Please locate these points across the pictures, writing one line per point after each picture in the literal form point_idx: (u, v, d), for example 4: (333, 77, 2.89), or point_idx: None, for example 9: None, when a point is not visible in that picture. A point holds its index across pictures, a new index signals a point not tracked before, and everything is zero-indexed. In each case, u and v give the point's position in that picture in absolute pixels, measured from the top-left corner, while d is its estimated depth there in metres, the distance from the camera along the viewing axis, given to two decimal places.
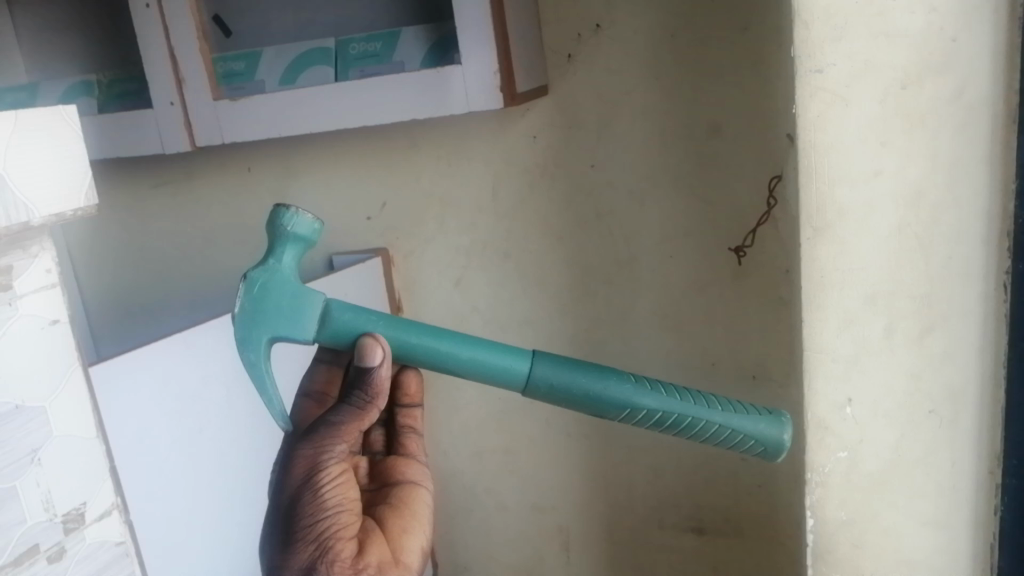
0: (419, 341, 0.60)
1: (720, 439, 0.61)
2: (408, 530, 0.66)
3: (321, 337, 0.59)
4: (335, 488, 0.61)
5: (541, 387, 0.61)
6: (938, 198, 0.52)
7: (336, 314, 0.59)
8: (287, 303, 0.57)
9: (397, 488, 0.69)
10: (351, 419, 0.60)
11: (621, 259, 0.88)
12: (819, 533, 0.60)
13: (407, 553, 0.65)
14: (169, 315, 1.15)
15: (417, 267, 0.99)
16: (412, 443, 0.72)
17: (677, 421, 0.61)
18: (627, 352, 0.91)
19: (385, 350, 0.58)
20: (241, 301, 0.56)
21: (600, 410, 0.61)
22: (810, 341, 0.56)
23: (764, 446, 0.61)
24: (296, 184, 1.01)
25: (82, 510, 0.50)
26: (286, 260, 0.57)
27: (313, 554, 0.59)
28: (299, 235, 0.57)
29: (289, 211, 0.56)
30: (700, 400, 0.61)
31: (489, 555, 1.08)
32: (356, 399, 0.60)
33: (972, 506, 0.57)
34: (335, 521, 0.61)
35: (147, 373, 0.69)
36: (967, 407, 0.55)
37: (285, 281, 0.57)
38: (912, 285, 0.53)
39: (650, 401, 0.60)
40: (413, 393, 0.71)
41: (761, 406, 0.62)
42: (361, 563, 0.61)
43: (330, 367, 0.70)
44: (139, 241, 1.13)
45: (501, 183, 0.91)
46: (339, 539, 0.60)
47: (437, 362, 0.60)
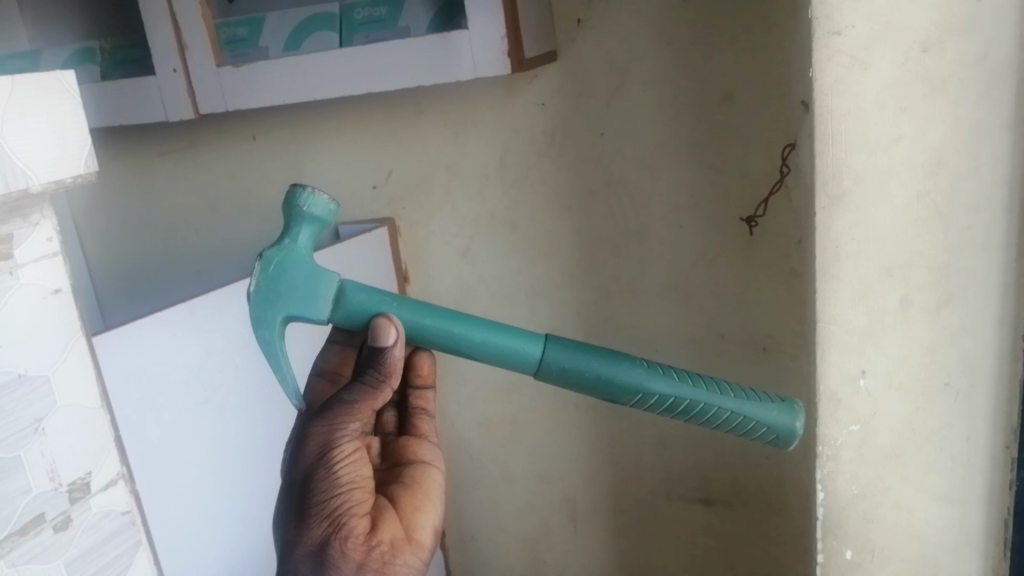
0: (433, 323, 0.59)
1: (732, 426, 0.61)
2: (420, 508, 0.66)
3: (335, 317, 0.59)
4: (349, 465, 0.61)
5: (554, 371, 0.60)
6: (958, 165, 0.50)
7: (351, 295, 0.58)
8: (302, 283, 0.56)
9: (410, 468, 0.69)
10: (364, 398, 0.59)
11: (630, 229, 0.87)
12: (830, 507, 0.59)
13: (420, 531, 0.64)
14: (174, 285, 1.14)
15: (424, 238, 0.98)
16: (424, 424, 0.72)
17: (689, 407, 0.60)
18: (635, 323, 0.90)
19: (399, 330, 0.58)
20: (257, 279, 0.56)
21: (611, 395, 0.60)
22: (823, 313, 0.55)
23: (776, 434, 0.60)
24: (301, 153, 1.00)
25: (86, 480, 0.50)
26: (302, 240, 0.56)
27: (326, 530, 0.59)
28: (315, 216, 0.56)
29: (305, 191, 0.55)
30: (713, 386, 0.60)
31: (497, 525, 1.08)
32: (369, 377, 0.59)
33: (988, 479, 0.56)
34: (349, 498, 0.60)
35: (153, 344, 0.68)
36: (983, 380, 0.54)
37: (300, 260, 0.56)
38: (929, 256, 0.52)
39: (662, 386, 0.59)
40: (425, 373, 0.71)
41: (773, 394, 0.61)
42: (374, 540, 0.60)
43: (343, 348, 0.70)
44: (145, 212, 1.13)
45: (508, 152, 0.90)
46: (352, 516, 0.60)
47: (450, 344, 0.59)
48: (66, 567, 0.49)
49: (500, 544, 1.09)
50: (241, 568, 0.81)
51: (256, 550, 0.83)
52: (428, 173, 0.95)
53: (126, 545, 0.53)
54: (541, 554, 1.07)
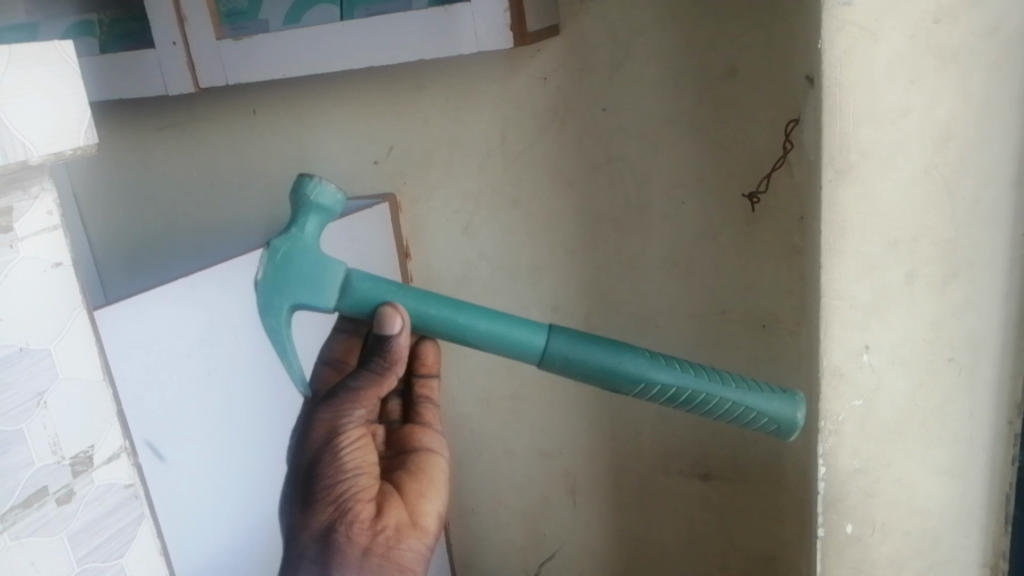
0: (437, 312, 0.60)
1: (733, 417, 0.61)
2: (424, 493, 0.67)
3: (341, 306, 0.60)
4: (355, 451, 0.64)
5: (557, 361, 0.61)
6: (967, 138, 0.50)
7: (357, 283, 0.59)
8: (308, 271, 0.59)
9: (414, 454, 0.69)
10: (369, 385, 0.61)
11: (633, 205, 0.86)
12: (831, 481, 0.59)
13: (424, 516, 0.66)
14: (173, 260, 1.14)
15: (425, 213, 0.98)
16: (429, 412, 0.72)
17: (691, 397, 0.61)
18: (637, 300, 0.90)
19: (404, 319, 0.59)
20: (265, 267, 0.59)
21: (613, 384, 0.61)
22: (828, 288, 0.55)
23: (777, 425, 0.60)
24: (301, 127, 1.00)
25: (89, 454, 0.50)
26: (309, 229, 0.58)
27: (332, 515, 0.62)
28: (322, 205, 0.58)
29: (313, 181, 0.58)
30: (715, 376, 0.61)
31: (497, 500, 1.09)
32: (375, 365, 0.60)
33: (990, 455, 0.56)
34: (355, 483, 0.63)
35: (155, 320, 0.68)
36: (987, 355, 0.54)
37: (307, 249, 0.58)
38: (936, 230, 0.52)
39: (665, 376, 0.60)
40: (430, 363, 0.71)
41: (775, 385, 0.62)
42: (379, 525, 0.62)
43: (349, 336, 0.72)
44: (145, 186, 1.12)
45: (510, 128, 0.89)
46: (358, 501, 0.63)
47: (455, 333, 0.60)
48: (68, 540, 0.49)
49: (501, 518, 1.10)
50: (243, 545, 0.82)
51: (256, 526, 0.83)
52: (429, 148, 0.94)
53: (129, 518, 0.53)
54: (542, 528, 1.07)
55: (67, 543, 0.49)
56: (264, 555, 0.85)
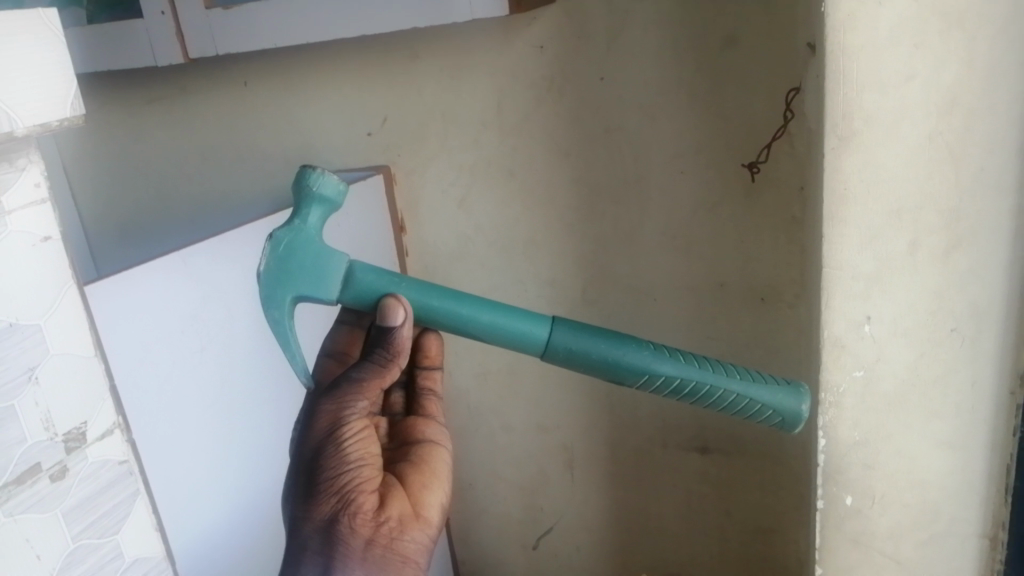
0: (441, 304, 0.60)
1: (736, 408, 0.61)
2: (427, 485, 0.66)
3: (344, 298, 0.60)
4: (358, 442, 0.62)
5: (560, 353, 0.60)
6: (972, 104, 0.49)
7: (359, 275, 0.60)
8: (311, 263, 0.58)
9: (418, 446, 0.68)
10: (372, 376, 0.61)
11: (630, 177, 0.85)
12: (831, 453, 0.59)
13: (427, 508, 0.64)
14: (166, 235, 1.13)
15: (420, 186, 0.96)
16: (431, 404, 0.73)
17: (695, 389, 0.60)
18: (634, 272, 0.89)
19: (407, 311, 0.59)
20: (267, 259, 0.57)
21: (617, 376, 0.61)
22: (830, 258, 0.54)
23: (781, 417, 0.60)
24: (294, 99, 0.98)
25: (82, 430, 0.50)
26: (312, 220, 0.57)
27: (335, 506, 0.59)
28: (324, 196, 0.57)
29: (316, 171, 0.57)
30: (719, 368, 0.60)
31: (495, 473, 1.09)
32: (378, 356, 0.60)
33: (992, 426, 0.56)
34: (358, 474, 0.61)
35: (149, 298, 0.67)
36: (990, 326, 0.53)
37: (309, 241, 0.57)
38: (939, 197, 0.51)
39: (669, 368, 0.60)
40: (433, 355, 0.72)
41: (780, 376, 0.61)
42: (382, 516, 0.60)
43: (352, 328, 0.71)
44: (137, 161, 1.11)
45: (505, 98, 0.88)
46: (361, 492, 0.60)
47: (458, 325, 0.60)
48: (64, 517, 0.49)
49: (499, 492, 1.10)
50: (241, 521, 0.82)
51: (254, 503, 0.83)
52: (423, 119, 0.93)
53: (124, 494, 0.53)
54: (540, 501, 1.07)
55: (63, 519, 0.49)
56: (262, 532, 0.85)
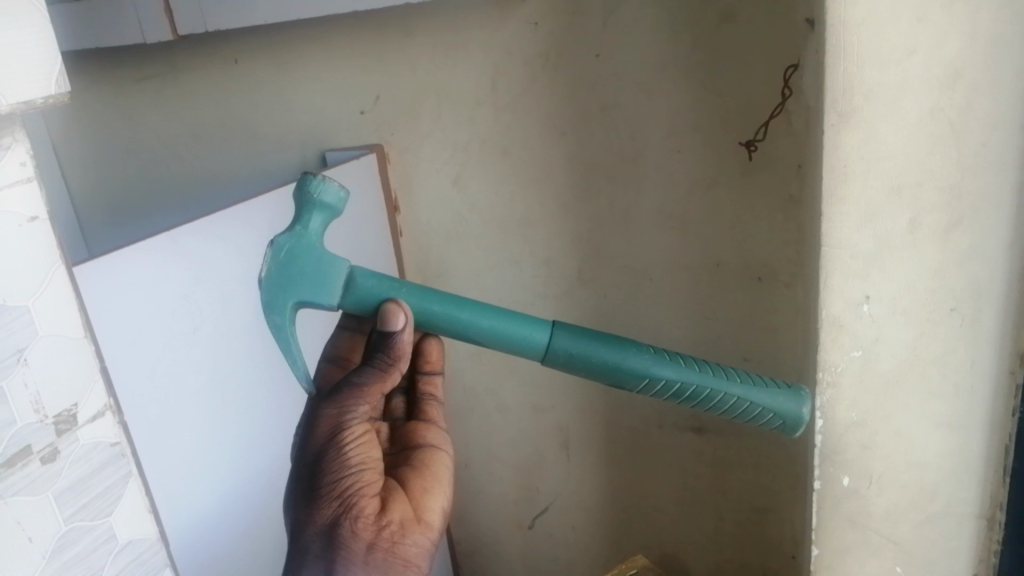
0: (440, 308, 0.59)
1: (738, 412, 0.59)
2: (429, 490, 0.67)
3: (345, 303, 0.59)
4: (358, 446, 0.63)
5: (561, 357, 0.60)
6: (975, 79, 0.48)
7: (360, 281, 0.58)
8: (312, 269, 0.57)
9: (418, 451, 0.70)
10: (374, 381, 0.61)
11: (626, 155, 0.84)
12: (828, 434, 0.58)
13: (428, 512, 0.66)
14: (158, 214, 1.12)
15: (414, 165, 0.95)
16: (432, 409, 0.73)
17: (695, 393, 0.59)
18: (630, 252, 0.89)
19: (407, 316, 0.58)
20: (267, 266, 0.56)
21: (617, 380, 0.60)
22: (828, 237, 0.53)
23: (782, 420, 0.58)
24: (286, 77, 0.97)
25: (73, 412, 0.49)
26: (313, 226, 0.56)
27: (336, 511, 0.61)
28: (326, 203, 0.56)
29: (317, 178, 0.55)
30: (720, 372, 0.59)
31: (491, 454, 1.08)
32: (379, 361, 0.60)
33: (991, 406, 0.55)
34: (359, 478, 0.63)
35: (139, 278, 0.67)
36: (990, 303, 0.53)
37: (311, 247, 0.56)
38: (941, 174, 0.50)
39: (670, 372, 0.59)
40: (433, 360, 0.71)
41: (783, 380, 0.60)
42: (384, 520, 0.62)
43: (353, 334, 0.71)
44: (130, 141, 1.09)
45: (500, 76, 0.86)
46: (362, 496, 0.62)
47: (458, 330, 0.59)
48: (55, 500, 0.49)
49: (495, 472, 1.10)
50: (235, 505, 0.81)
51: (248, 486, 0.83)
52: (416, 97, 0.91)
53: (116, 477, 0.53)
54: (535, 481, 1.07)
55: (54, 502, 0.48)
56: (257, 514, 0.85)
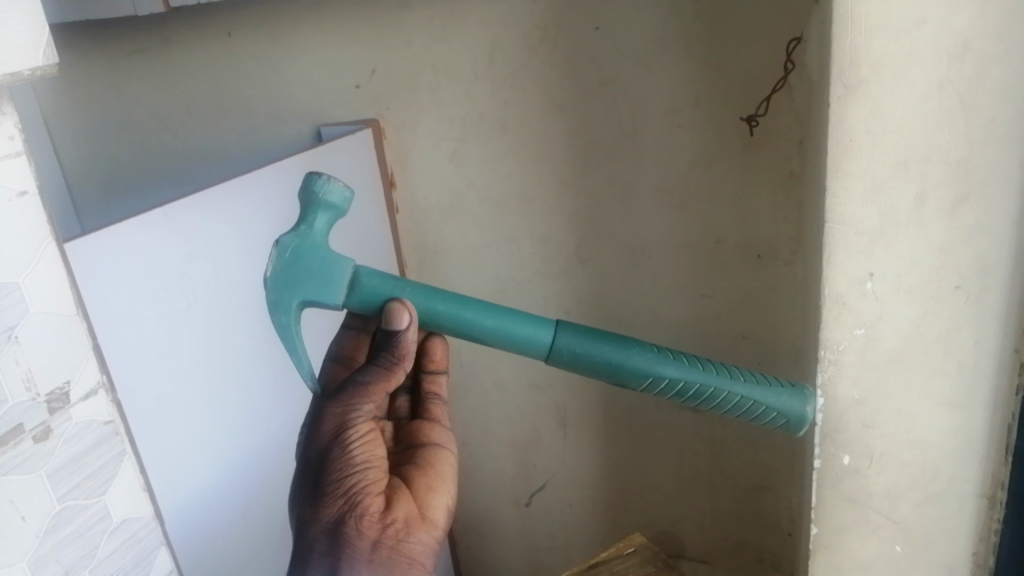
0: (445, 308, 0.60)
1: (743, 410, 0.62)
2: (432, 488, 0.69)
3: (350, 302, 0.60)
4: (363, 445, 0.65)
5: (565, 356, 0.61)
6: (985, 51, 0.47)
7: (364, 280, 0.60)
8: (317, 269, 0.58)
9: (423, 449, 0.71)
10: (377, 380, 0.62)
11: (625, 130, 0.83)
12: (830, 412, 0.58)
13: (432, 510, 0.68)
14: (152, 188, 1.10)
15: (410, 140, 0.94)
16: (436, 408, 0.73)
17: (698, 392, 0.61)
18: (628, 229, 0.88)
19: (411, 315, 0.59)
20: (274, 265, 0.58)
21: (621, 379, 0.61)
22: (833, 212, 0.52)
23: (786, 419, 0.59)
24: (280, 50, 0.95)
25: (65, 390, 0.51)
26: (318, 226, 0.58)
27: (343, 509, 0.63)
28: (330, 203, 0.57)
29: (322, 178, 0.57)
30: (724, 371, 0.62)
31: (488, 432, 1.08)
32: (382, 361, 0.61)
33: (994, 385, 0.54)
34: (364, 477, 0.64)
35: (131, 253, 0.65)
36: (997, 281, 0.52)
37: (317, 247, 0.58)
38: (948, 149, 0.49)
39: (673, 370, 0.61)
40: (438, 359, 0.71)
41: (788, 379, 0.61)
42: (388, 517, 0.64)
43: (358, 333, 0.72)
44: (126, 115, 1.07)
45: (498, 49, 0.85)
46: (367, 495, 0.64)
47: (462, 329, 0.60)
48: (48, 477, 0.50)
49: (492, 451, 1.09)
50: (230, 486, 0.80)
51: (244, 467, 0.82)
52: (413, 70, 0.90)
53: (110, 454, 0.55)
54: (533, 459, 1.07)
55: (49, 479, 0.50)
56: (253, 494, 0.84)
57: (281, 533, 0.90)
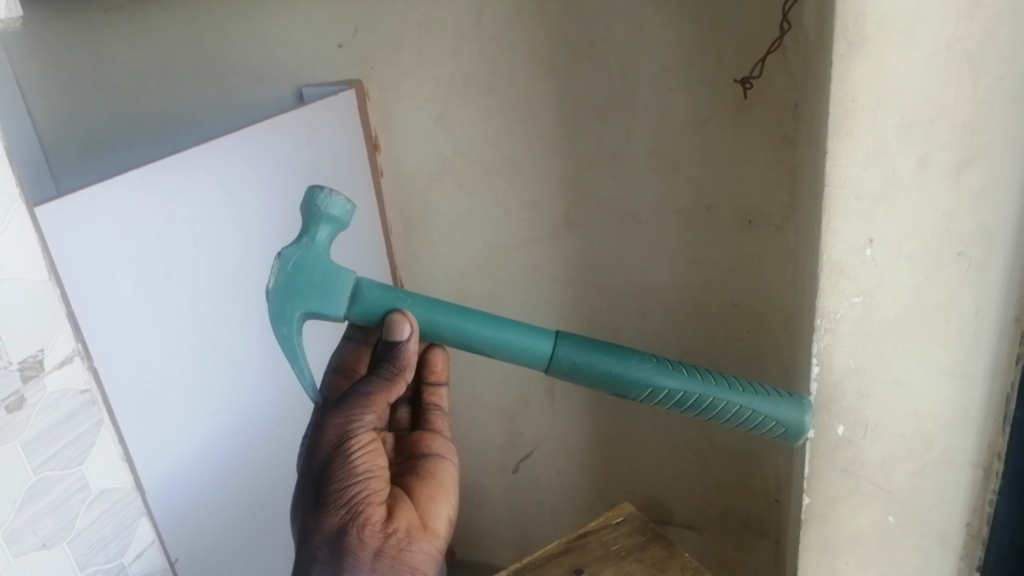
0: (446, 319, 0.58)
1: (740, 420, 0.61)
2: (434, 497, 0.65)
3: (352, 314, 0.59)
4: (366, 455, 0.60)
5: (564, 366, 0.60)
6: (996, 7, 0.45)
7: (367, 292, 0.58)
8: (319, 281, 0.57)
9: (425, 460, 0.67)
10: (380, 390, 0.59)
11: (616, 92, 0.81)
12: (824, 381, 0.57)
13: (435, 520, 0.63)
14: (130, 148, 1.06)
15: (394, 102, 0.91)
16: (437, 420, 0.70)
17: (698, 402, 0.61)
18: (618, 193, 0.86)
19: (413, 326, 0.57)
20: (275, 277, 0.56)
21: (621, 390, 0.61)
22: (831, 175, 0.51)
23: (784, 428, 0.59)
24: (259, 8, 0.92)
25: (38, 358, 0.50)
26: (321, 238, 0.56)
27: (344, 519, 0.58)
28: (333, 216, 0.56)
29: (324, 191, 0.55)
30: (722, 381, 0.61)
31: (475, 400, 1.07)
32: (385, 370, 0.59)
33: (993, 356, 0.53)
34: (367, 486, 0.59)
35: (103, 215, 0.62)
36: (1000, 248, 0.50)
37: (319, 259, 0.56)
38: (954, 111, 0.48)
39: (672, 381, 0.60)
40: (438, 370, 0.70)
41: (785, 389, 0.60)
42: (390, 528, 0.59)
43: (359, 345, 0.69)
44: (103, 76, 1.03)
45: (485, 7, 0.82)
46: (369, 504, 0.59)
47: (463, 340, 0.59)
48: (22, 449, 0.49)
49: (478, 418, 1.08)
50: (211, 460, 0.78)
51: (226, 439, 0.80)
52: (397, 29, 0.87)
53: (87, 424, 0.54)
54: (520, 427, 1.06)
55: (19, 446, 0.49)
56: (237, 467, 0.82)
57: (264, 504, 0.88)
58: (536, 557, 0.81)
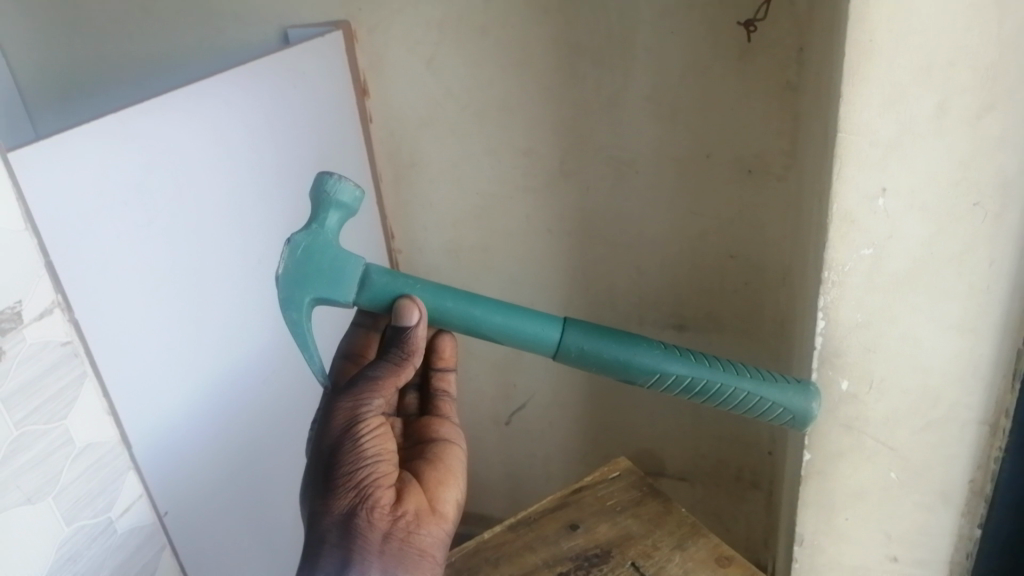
0: (454, 305, 0.57)
1: (745, 407, 0.59)
2: (443, 482, 0.62)
3: (360, 300, 0.57)
4: (374, 438, 0.58)
5: (573, 353, 0.59)
6: None
7: (375, 278, 0.57)
8: (329, 267, 0.55)
9: (433, 444, 0.64)
10: (388, 374, 0.57)
11: (614, 35, 0.78)
12: (830, 336, 0.56)
13: (442, 503, 0.61)
14: (111, 89, 1.02)
15: (384, 45, 0.88)
16: (446, 405, 0.68)
17: (706, 388, 0.59)
18: (616, 142, 0.83)
19: (421, 312, 0.56)
20: (285, 262, 0.55)
21: (628, 376, 0.59)
22: (844, 121, 0.49)
23: (792, 415, 0.57)
24: None
25: (18, 309, 0.54)
26: (329, 224, 0.55)
27: (353, 501, 0.56)
28: (342, 202, 0.54)
29: (333, 177, 0.54)
30: (729, 367, 0.59)
31: (467, 354, 1.05)
32: (393, 355, 0.57)
33: (1004, 310, 0.52)
34: (375, 469, 0.57)
35: (83, 156, 0.58)
36: (1016, 199, 0.48)
37: (328, 245, 0.55)
38: (975, 54, 0.45)
39: (680, 367, 0.59)
40: (447, 356, 0.68)
41: (791, 376, 0.59)
42: (399, 510, 0.57)
43: (367, 330, 0.66)
44: (82, 11, 0.98)
45: None
46: (379, 487, 0.57)
47: (471, 326, 0.58)
48: (6, 399, 0.54)
49: (470, 371, 1.06)
50: (203, 417, 0.76)
51: (217, 394, 0.78)
52: None
53: (71, 375, 0.59)
54: (513, 379, 1.05)
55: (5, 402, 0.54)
56: (229, 423, 0.81)
57: (256, 459, 0.87)
58: (531, 512, 0.80)
